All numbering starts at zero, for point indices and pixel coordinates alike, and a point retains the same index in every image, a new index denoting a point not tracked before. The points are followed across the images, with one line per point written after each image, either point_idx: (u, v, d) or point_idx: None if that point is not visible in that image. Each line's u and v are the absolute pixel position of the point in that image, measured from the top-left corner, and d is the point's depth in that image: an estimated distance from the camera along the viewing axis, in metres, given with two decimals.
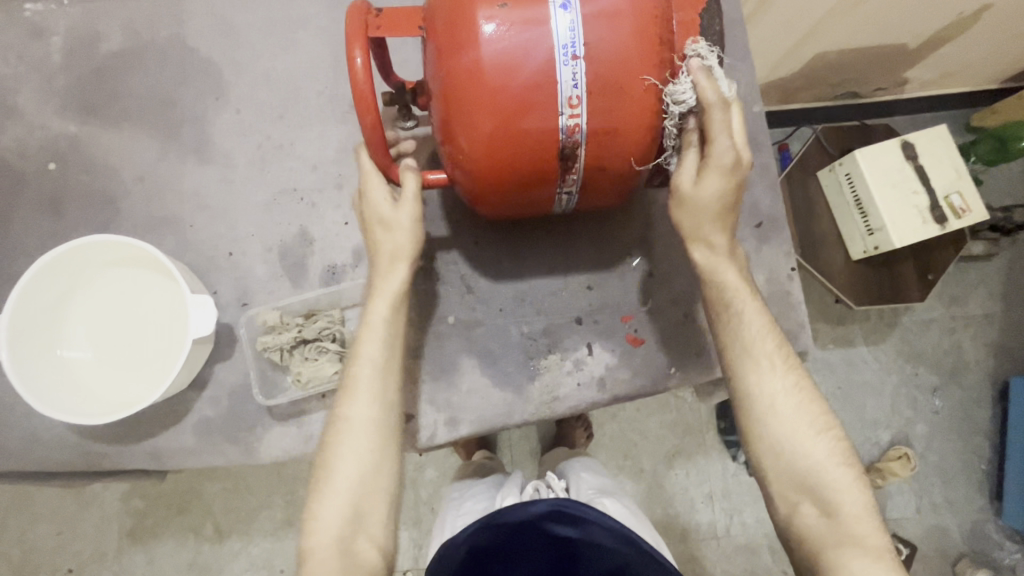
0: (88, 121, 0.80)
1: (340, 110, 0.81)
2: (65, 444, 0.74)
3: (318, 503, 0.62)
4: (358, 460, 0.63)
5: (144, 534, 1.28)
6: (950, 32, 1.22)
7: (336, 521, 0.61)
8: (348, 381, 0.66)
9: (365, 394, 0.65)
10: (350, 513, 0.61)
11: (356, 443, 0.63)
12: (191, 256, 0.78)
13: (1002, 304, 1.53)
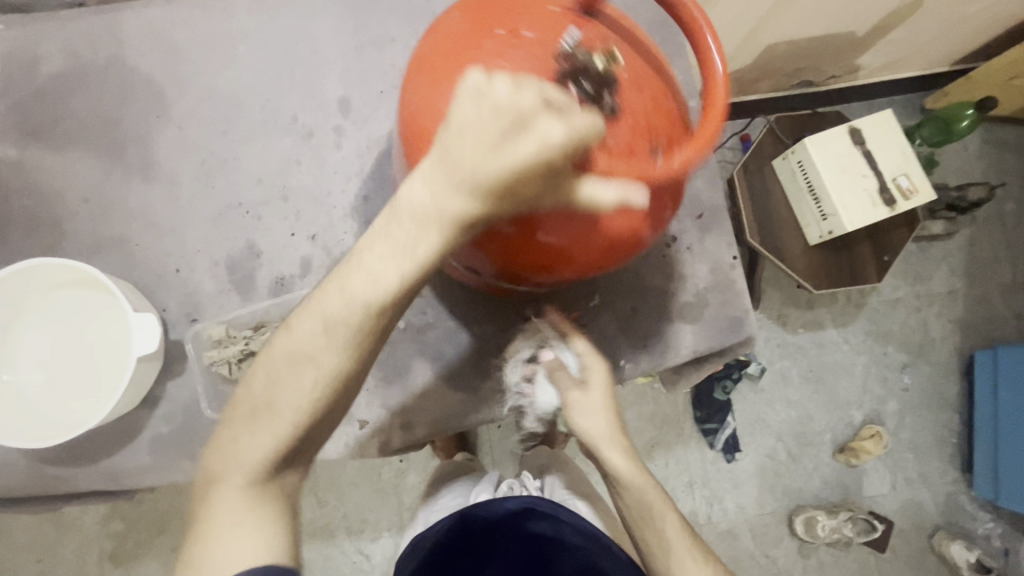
0: (30, 145, 0.80)
1: (283, 122, 0.82)
2: (20, 469, 0.74)
3: (239, 431, 0.53)
4: (301, 400, 0.51)
5: (124, 556, 1.27)
6: (893, 18, 1.25)
7: (253, 452, 0.53)
8: (320, 316, 0.49)
9: (331, 334, 0.49)
10: (275, 450, 0.53)
11: (301, 381, 0.51)
12: (139, 275, 0.78)
13: (964, 280, 1.57)
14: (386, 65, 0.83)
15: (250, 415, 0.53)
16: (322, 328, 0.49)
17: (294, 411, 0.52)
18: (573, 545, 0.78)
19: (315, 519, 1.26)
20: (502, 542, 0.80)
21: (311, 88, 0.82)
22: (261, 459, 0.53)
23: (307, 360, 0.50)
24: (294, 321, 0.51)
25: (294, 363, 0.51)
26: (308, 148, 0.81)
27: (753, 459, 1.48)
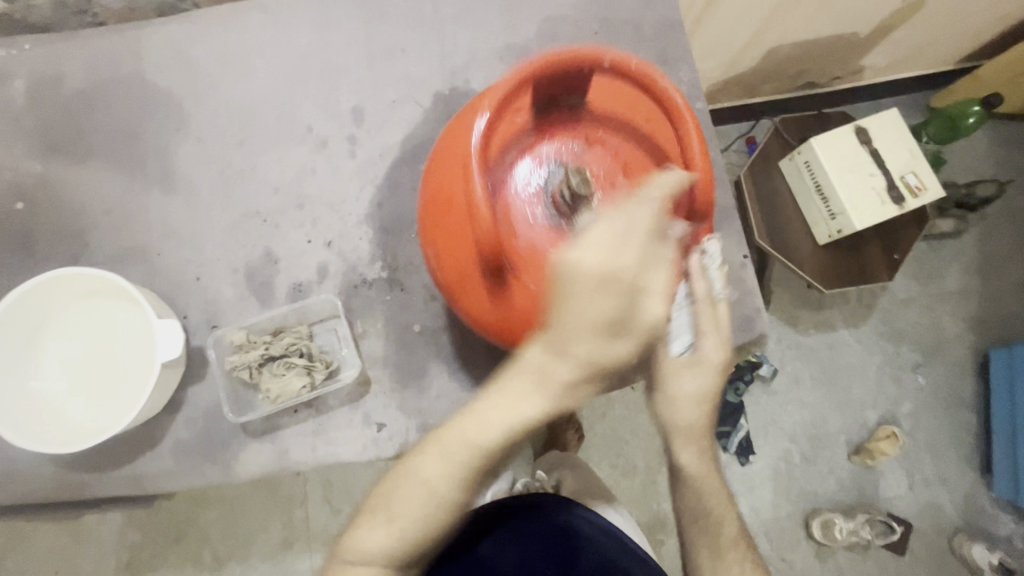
0: (54, 159, 0.82)
1: (298, 133, 0.84)
2: (45, 475, 0.75)
3: (362, 522, 0.58)
4: (436, 510, 0.56)
5: (142, 565, 1.28)
6: (895, 18, 1.25)
7: (387, 556, 0.57)
8: (451, 444, 0.54)
9: (468, 461, 0.54)
10: (409, 552, 0.57)
11: (442, 499, 0.55)
12: (160, 283, 0.80)
13: (976, 278, 1.56)
14: (397, 76, 0.85)
15: (378, 519, 0.57)
16: (459, 460, 0.54)
17: (427, 518, 0.56)
18: (602, 544, 0.78)
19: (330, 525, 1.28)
20: (529, 534, 0.78)
21: (325, 99, 0.84)
22: (391, 564, 0.57)
23: (442, 478, 0.55)
24: (428, 451, 0.55)
25: (424, 484, 0.55)
26: (322, 157, 0.83)
27: (767, 462, 1.47)
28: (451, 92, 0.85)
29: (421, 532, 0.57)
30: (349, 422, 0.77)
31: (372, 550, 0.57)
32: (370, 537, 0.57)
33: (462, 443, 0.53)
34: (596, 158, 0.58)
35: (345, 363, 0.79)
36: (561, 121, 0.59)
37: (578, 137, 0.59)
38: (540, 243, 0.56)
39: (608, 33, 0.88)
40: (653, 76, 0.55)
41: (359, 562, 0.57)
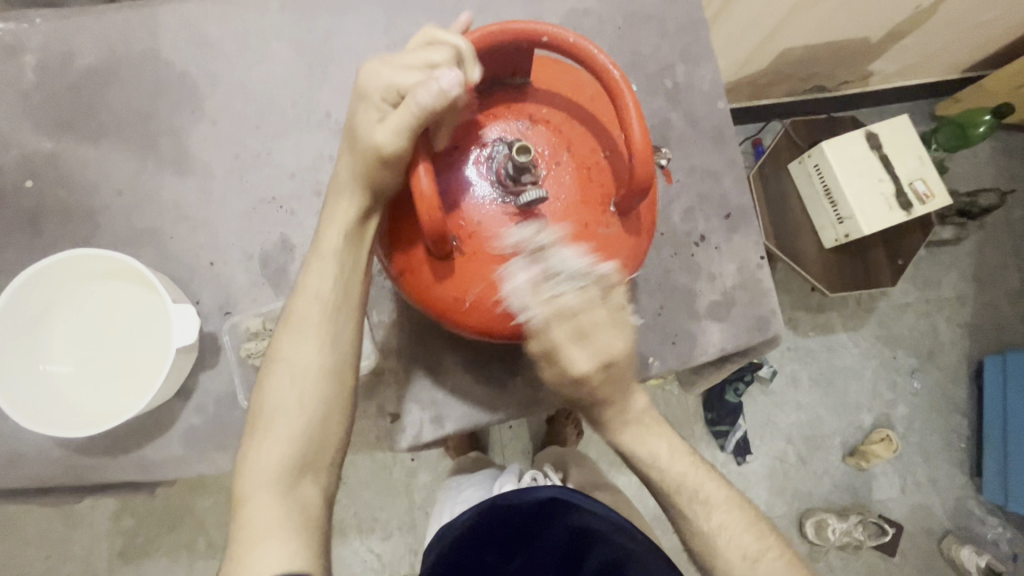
0: (65, 138, 0.80)
1: (316, 117, 0.82)
2: (51, 459, 0.74)
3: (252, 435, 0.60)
4: (304, 392, 0.60)
5: (135, 552, 1.27)
6: (909, 24, 1.26)
7: (283, 456, 0.58)
8: (297, 322, 0.62)
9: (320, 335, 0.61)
10: (299, 441, 0.59)
11: (305, 369, 0.60)
12: (172, 268, 0.79)
13: (973, 286, 1.58)
14: None
15: (264, 422, 0.60)
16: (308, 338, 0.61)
17: (296, 401, 0.59)
18: (611, 537, 0.77)
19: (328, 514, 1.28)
20: (534, 535, 0.79)
21: (344, 85, 0.83)
22: (294, 454, 0.58)
23: (302, 351, 0.60)
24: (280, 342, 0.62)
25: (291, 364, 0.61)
26: (341, 143, 0.82)
27: (763, 462, 1.48)
28: None
29: (299, 416, 0.59)
30: None
31: (271, 450, 0.58)
32: (263, 440, 0.59)
33: (303, 319, 0.61)
34: (536, 134, 0.58)
35: None
36: (512, 96, 0.59)
37: (523, 116, 0.58)
38: (487, 221, 0.56)
39: (632, 28, 0.88)
40: (591, 51, 0.54)
41: (261, 471, 0.57)
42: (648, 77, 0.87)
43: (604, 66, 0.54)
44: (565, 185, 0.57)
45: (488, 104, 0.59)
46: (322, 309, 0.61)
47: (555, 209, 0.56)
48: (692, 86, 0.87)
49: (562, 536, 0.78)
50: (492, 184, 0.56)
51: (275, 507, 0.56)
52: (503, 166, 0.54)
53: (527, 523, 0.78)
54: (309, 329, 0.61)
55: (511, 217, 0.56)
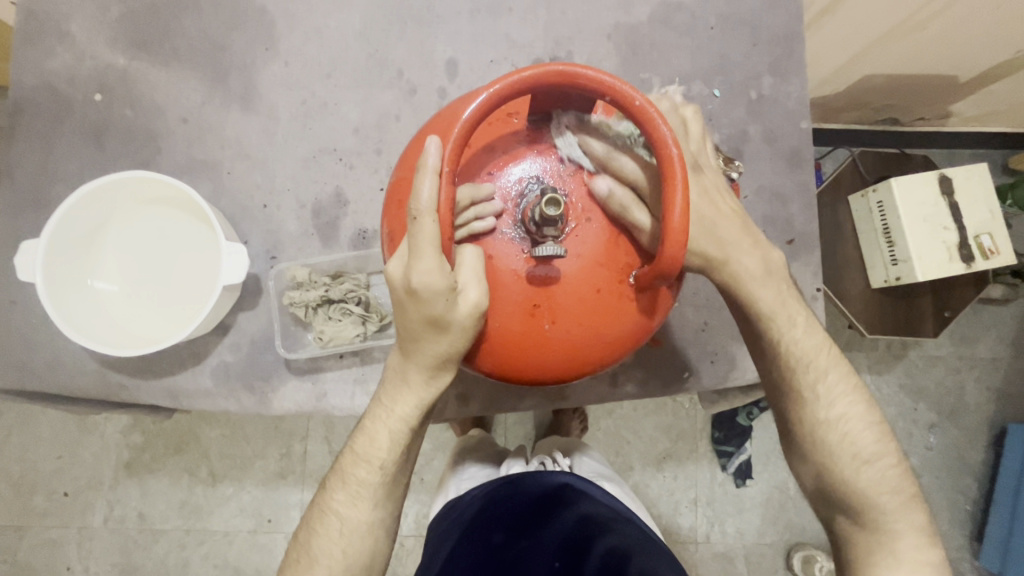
0: (138, 56, 0.80)
1: (388, 75, 0.80)
2: (85, 371, 0.75)
3: (335, 492, 0.63)
4: (391, 456, 0.61)
5: (139, 468, 1.31)
6: (1004, 69, 1.17)
7: (362, 518, 0.62)
8: (394, 389, 0.59)
9: (410, 402, 0.59)
10: (383, 501, 0.63)
11: (397, 438, 0.60)
12: (225, 204, 0.79)
13: (1009, 349, 1.52)
14: (498, 35, 0.81)
15: (348, 484, 0.62)
16: (399, 405, 0.59)
17: (380, 468, 0.62)
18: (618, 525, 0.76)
19: (326, 465, 1.30)
20: (544, 520, 0.78)
21: (421, 45, 0.81)
22: (378, 515, 0.63)
23: (395, 418, 0.60)
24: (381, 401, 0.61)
25: (386, 427, 0.60)
26: (409, 105, 0.80)
27: (762, 489, 1.36)
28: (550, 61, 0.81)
29: (381, 481, 0.62)
30: None
31: (357, 512, 0.62)
32: (348, 503, 0.62)
33: (399, 391, 0.59)
34: (578, 185, 0.52)
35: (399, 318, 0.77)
36: (564, 136, 0.54)
37: (567, 157, 0.53)
38: (503, 260, 0.51)
39: (724, 30, 0.84)
40: (657, 120, 0.45)
41: (344, 531, 0.62)
42: (732, 83, 0.83)
43: (665, 142, 0.45)
44: (588, 244, 0.52)
45: (535, 135, 0.53)
46: (420, 388, 0.58)
47: (576, 268, 0.51)
48: (777, 100, 0.83)
49: (571, 522, 0.77)
50: (515, 220, 0.52)
51: (338, 542, 0.62)
52: (530, 210, 0.49)
53: (537, 507, 0.80)
54: (400, 406, 0.59)
55: (526, 261, 0.51)
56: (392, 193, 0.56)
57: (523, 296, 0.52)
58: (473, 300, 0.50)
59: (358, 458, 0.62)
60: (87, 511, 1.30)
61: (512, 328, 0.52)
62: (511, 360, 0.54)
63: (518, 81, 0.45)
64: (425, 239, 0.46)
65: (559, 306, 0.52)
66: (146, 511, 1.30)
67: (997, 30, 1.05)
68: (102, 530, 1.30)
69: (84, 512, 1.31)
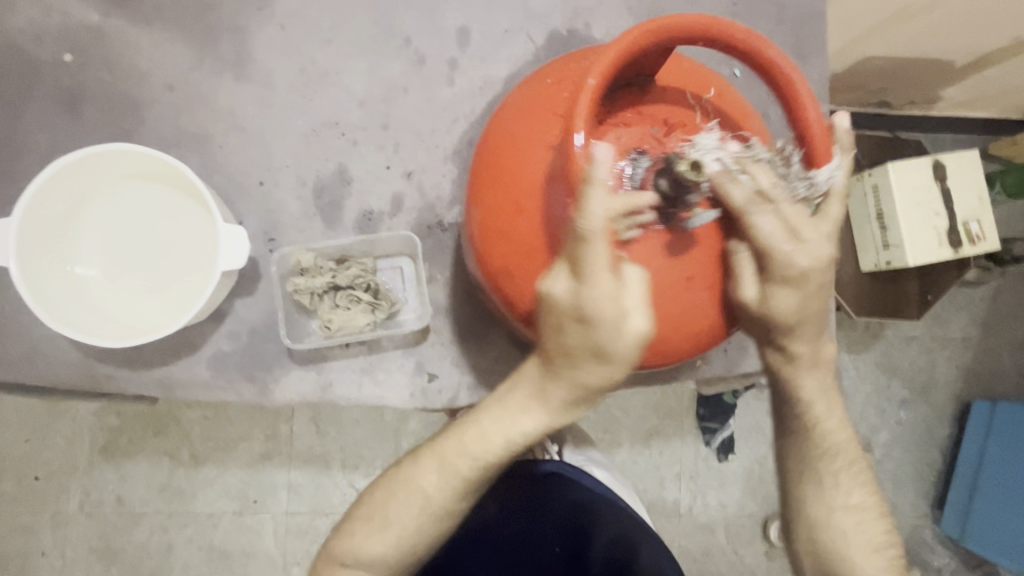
0: (114, 13, 0.72)
1: (395, 43, 0.75)
2: (67, 361, 0.70)
3: (390, 502, 0.64)
4: (469, 475, 0.62)
5: (117, 451, 1.26)
6: (1000, 56, 1.17)
7: (420, 525, 0.63)
8: (511, 410, 0.59)
9: (532, 420, 0.59)
10: (444, 518, 0.63)
11: (510, 450, 0.60)
12: (219, 181, 0.73)
13: (979, 330, 1.51)
14: (514, 3, 0.76)
15: (408, 491, 0.63)
16: (523, 419, 0.59)
17: (457, 484, 0.62)
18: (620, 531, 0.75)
19: (314, 445, 1.27)
20: (544, 507, 0.77)
21: (431, 11, 0.75)
22: (435, 529, 0.64)
23: (514, 431, 0.59)
24: (476, 426, 0.61)
25: (494, 443, 0.60)
26: (418, 76, 0.75)
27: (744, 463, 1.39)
28: (568, 33, 0.77)
29: (452, 495, 0.62)
30: (402, 365, 0.73)
31: (411, 523, 0.63)
32: (405, 513, 0.63)
33: (521, 409, 0.59)
34: (682, 141, 0.50)
35: (407, 305, 0.74)
36: (645, 99, 0.51)
37: (658, 120, 0.50)
38: (648, 251, 0.49)
39: (749, 6, 0.80)
40: (766, 48, 0.47)
41: (396, 539, 0.63)
42: None
43: (776, 72, 0.48)
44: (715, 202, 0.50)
45: (620, 105, 0.51)
46: (546, 410, 0.58)
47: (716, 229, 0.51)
48: None
49: (568, 509, 0.76)
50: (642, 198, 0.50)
51: (387, 548, 0.63)
52: (658, 183, 0.47)
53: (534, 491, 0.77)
54: (518, 429, 0.59)
55: (665, 237, 0.49)
56: (489, 221, 0.55)
57: (678, 275, 0.51)
58: (643, 320, 0.49)
59: (442, 469, 0.62)
60: (62, 495, 1.25)
61: (683, 308, 0.52)
62: (682, 335, 0.54)
63: (624, 48, 0.45)
64: (598, 260, 0.47)
65: (707, 269, 0.52)
66: (125, 495, 1.26)
67: (998, 19, 1.04)
68: (79, 515, 1.25)
69: (58, 497, 1.25)
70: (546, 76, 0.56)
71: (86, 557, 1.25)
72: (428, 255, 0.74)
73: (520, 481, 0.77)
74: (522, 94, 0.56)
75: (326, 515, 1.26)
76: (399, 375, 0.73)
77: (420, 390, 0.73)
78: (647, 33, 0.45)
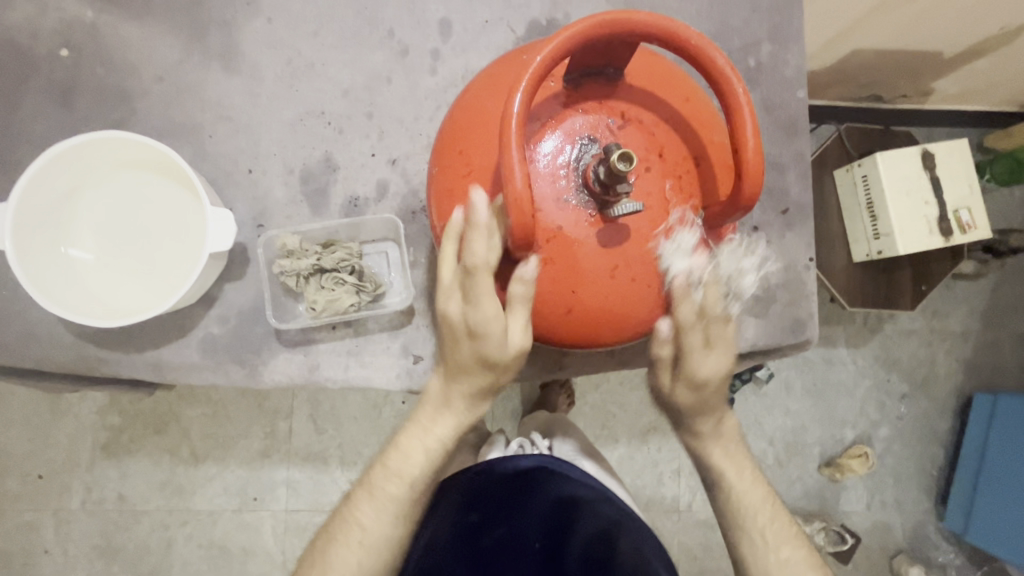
0: (107, 10, 0.74)
1: (378, 35, 0.77)
2: (62, 345, 0.72)
3: (330, 549, 0.64)
4: (421, 475, 0.65)
5: (117, 449, 1.27)
6: (985, 47, 1.18)
7: (384, 534, 0.64)
8: (426, 418, 0.65)
9: (448, 426, 0.64)
10: (406, 515, 0.65)
11: (432, 455, 0.65)
12: (208, 169, 0.75)
13: (979, 323, 1.49)
14: None
15: (375, 496, 0.65)
16: (477, 381, 0.60)
17: (410, 485, 0.65)
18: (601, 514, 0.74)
19: (312, 442, 1.28)
20: (523, 505, 0.76)
21: (413, 4, 0.77)
22: (398, 530, 0.65)
23: (471, 397, 0.61)
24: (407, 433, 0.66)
25: (425, 442, 0.65)
26: (401, 67, 0.77)
27: None
28: (548, 23, 0.79)
29: (408, 494, 0.65)
30: (388, 348, 0.74)
31: (379, 523, 0.64)
32: (373, 515, 0.64)
33: (432, 413, 0.65)
34: (631, 138, 0.50)
35: (393, 289, 0.76)
36: (601, 90, 0.51)
37: (613, 112, 0.50)
38: (567, 226, 0.50)
39: None
40: (713, 55, 0.46)
41: (364, 543, 0.64)
42: (730, 51, 0.82)
43: (723, 74, 0.46)
44: (653, 197, 0.50)
45: (575, 94, 0.51)
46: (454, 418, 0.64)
47: (645, 222, 0.50)
48: (775, 69, 0.83)
49: (549, 506, 0.75)
50: (577, 185, 0.50)
51: (356, 559, 0.63)
52: (595, 170, 0.48)
53: (515, 490, 0.76)
54: (432, 437, 0.65)
55: (594, 225, 0.50)
56: (439, 187, 0.56)
57: (599, 262, 0.51)
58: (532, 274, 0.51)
59: (393, 473, 0.65)
60: (64, 493, 1.27)
61: (594, 296, 0.52)
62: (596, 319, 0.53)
63: (570, 36, 0.44)
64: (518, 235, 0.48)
65: (633, 260, 0.51)
66: (126, 493, 1.27)
67: (979, 11, 1.06)
68: (81, 513, 1.27)
69: (60, 495, 1.27)
70: (525, 54, 0.55)
71: (88, 554, 1.27)
72: (411, 240, 0.75)
73: (498, 476, 0.76)
74: (492, 71, 0.56)
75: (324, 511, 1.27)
76: (385, 357, 0.74)
77: (405, 372, 0.74)
78: (620, 16, 0.44)
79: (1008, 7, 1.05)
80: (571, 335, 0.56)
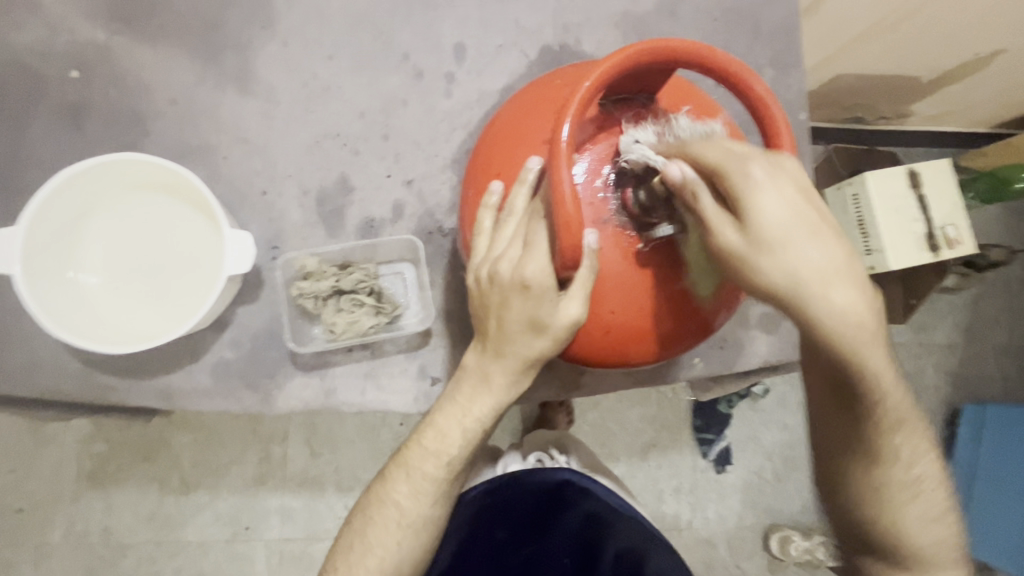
0: (120, 33, 0.74)
1: (394, 59, 0.78)
2: (65, 372, 0.69)
3: (369, 529, 0.62)
4: (460, 454, 0.60)
5: (103, 479, 1.22)
6: (962, 72, 1.24)
7: (421, 514, 0.61)
8: (467, 389, 0.58)
9: (487, 403, 0.57)
10: (443, 501, 0.62)
11: (470, 440, 0.59)
12: (222, 190, 0.74)
13: (963, 336, 1.54)
14: (507, 21, 0.80)
15: (413, 477, 0.61)
16: (475, 404, 0.58)
17: (449, 465, 0.60)
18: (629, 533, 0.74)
19: (307, 467, 1.25)
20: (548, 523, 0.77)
21: (428, 28, 0.78)
22: (434, 514, 0.62)
23: (470, 419, 0.58)
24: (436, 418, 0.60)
25: (463, 424, 0.58)
26: (416, 90, 0.78)
27: (741, 474, 1.37)
28: (560, 48, 0.80)
29: (447, 477, 0.61)
30: (405, 370, 0.73)
31: (418, 507, 0.61)
32: (411, 497, 0.61)
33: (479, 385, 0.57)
34: None
35: (409, 310, 0.75)
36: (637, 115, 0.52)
37: None
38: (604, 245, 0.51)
39: (728, 22, 0.85)
40: (753, 84, 0.46)
41: (402, 524, 0.61)
42: None
43: (762, 102, 0.46)
44: None
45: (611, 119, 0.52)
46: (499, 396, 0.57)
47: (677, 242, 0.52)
48: (776, 93, 0.86)
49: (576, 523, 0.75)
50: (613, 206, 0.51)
51: (393, 535, 0.61)
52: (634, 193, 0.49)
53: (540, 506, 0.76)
54: (472, 417, 0.58)
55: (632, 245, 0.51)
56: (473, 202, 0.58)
57: (633, 279, 0.52)
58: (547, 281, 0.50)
59: (426, 448, 0.60)
60: (45, 527, 1.21)
61: (626, 315, 0.54)
62: (624, 336, 0.55)
63: (616, 65, 0.44)
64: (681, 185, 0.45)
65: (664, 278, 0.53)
66: (111, 525, 1.22)
67: (955, 40, 1.12)
68: (63, 547, 1.21)
69: (41, 529, 1.21)
70: (558, 78, 0.58)
71: None
72: (427, 261, 0.75)
73: (526, 492, 0.75)
74: (528, 92, 0.58)
75: (319, 540, 1.23)
76: (402, 380, 0.74)
77: (423, 394, 0.74)
78: (660, 44, 0.45)
79: (983, 36, 1.12)
80: (600, 354, 0.57)
